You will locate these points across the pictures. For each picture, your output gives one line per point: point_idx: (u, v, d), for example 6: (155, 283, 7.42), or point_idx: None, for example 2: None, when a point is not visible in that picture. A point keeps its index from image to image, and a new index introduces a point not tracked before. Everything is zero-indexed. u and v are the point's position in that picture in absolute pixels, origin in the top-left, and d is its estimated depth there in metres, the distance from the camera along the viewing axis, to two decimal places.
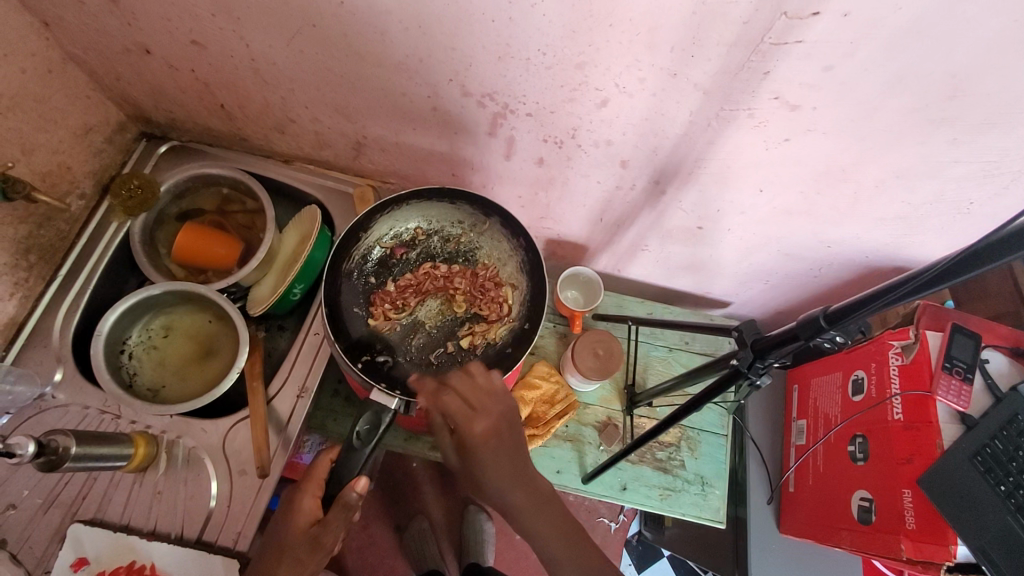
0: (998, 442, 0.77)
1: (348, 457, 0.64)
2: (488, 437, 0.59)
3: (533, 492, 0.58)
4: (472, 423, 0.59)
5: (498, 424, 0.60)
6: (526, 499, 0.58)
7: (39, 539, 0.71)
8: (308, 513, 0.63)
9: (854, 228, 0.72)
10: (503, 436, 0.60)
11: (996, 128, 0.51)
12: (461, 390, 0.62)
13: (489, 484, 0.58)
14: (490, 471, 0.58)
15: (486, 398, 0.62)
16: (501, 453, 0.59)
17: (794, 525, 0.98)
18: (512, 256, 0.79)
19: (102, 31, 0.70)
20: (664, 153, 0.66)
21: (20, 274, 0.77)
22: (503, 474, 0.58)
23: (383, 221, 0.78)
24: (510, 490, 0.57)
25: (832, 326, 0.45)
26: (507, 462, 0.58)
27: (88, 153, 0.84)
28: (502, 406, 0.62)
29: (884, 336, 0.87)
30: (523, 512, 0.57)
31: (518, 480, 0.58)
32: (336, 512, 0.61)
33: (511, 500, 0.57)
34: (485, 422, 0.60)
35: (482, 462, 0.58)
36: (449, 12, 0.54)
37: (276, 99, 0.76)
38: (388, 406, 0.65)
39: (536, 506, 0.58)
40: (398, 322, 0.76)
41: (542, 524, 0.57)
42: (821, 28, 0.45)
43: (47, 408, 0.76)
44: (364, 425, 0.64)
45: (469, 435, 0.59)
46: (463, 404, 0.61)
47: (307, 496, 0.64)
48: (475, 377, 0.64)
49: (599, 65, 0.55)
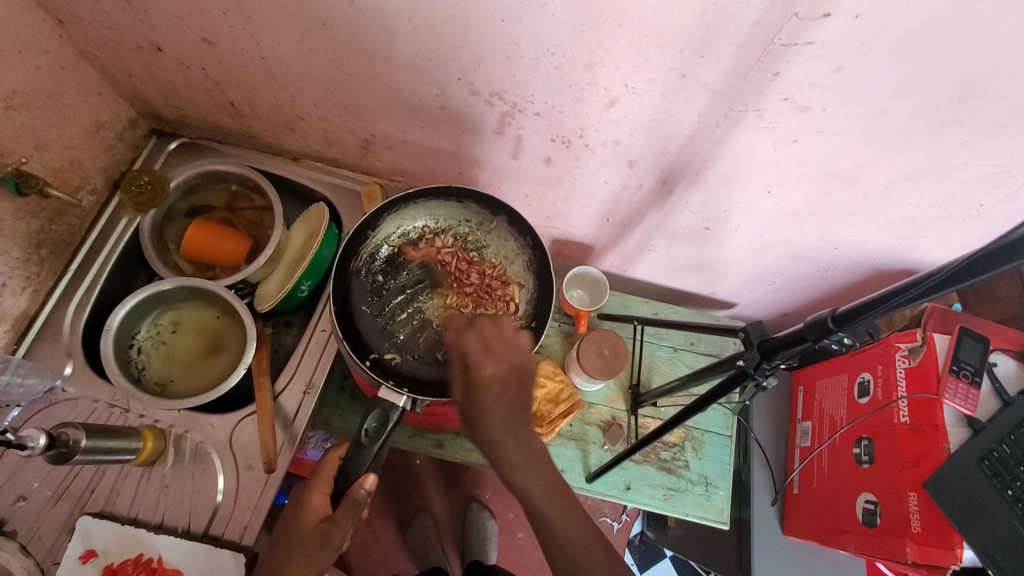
0: (1006, 446, 0.77)
1: (357, 455, 0.64)
2: (494, 385, 0.59)
3: (529, 451, 0.58)
4: (483, 366, 0.59)
5: (508, 378, 0.59)
6: (520, 456, 0.58)
7: (48, 531, 0.72)
8: (317, 510, 0.64)
9: (861, 230, 0.72)
10: (509, 387, 0.59)
11: (1007, 131, 0.51)
12: (485, 334, 0.62)
13: (487, 432, 0.58)
14: (489, 416, 0.58)
15: (508, 349, 0.61)
16: (504, 400, 0.59)
17: (797, 526, 0.98)
18: (519, 255, 0.79)
19: (115, 28, 0.71)
20: (672, 153, 0.66)
21: (32, 269, 0.78)
22: (502, 423, 0.58)
23: (391, 220, 0.78)
24: (506, 445, 0.58)
25: (840, 327, 0.45)
26: (506, 417, 0.58)
27: (99, 149, 0.85)
28: (520, 359, 0.61)
29: (891, 338, 0.87)
30: (514, 467, 0.58)
31: (514, 434, 0.58)
32: (345, 509, 0.61)
33: (504, 455, 0.58)
34: (497, 369, 0.59)
35: (484, 404, 0.58)
36: (459, 12, 0.54)
37: (286, 96, 0.76)
38: (396, 404, 0.66)
39: (527, 463, 0.58)
40: (406, 320, 0.76)
41: (532, 483, 0.58)
42: (832, 30, 0.45)
43: (58, 401, 0.77)
44: (372, 422, 0.65)
45: (479, 376, 0.59)
46: (481, 346, 0.61)
47: (316, 493, 0.65)
48: (502, 329, 0.63)
49: (608, 65, 0.55)
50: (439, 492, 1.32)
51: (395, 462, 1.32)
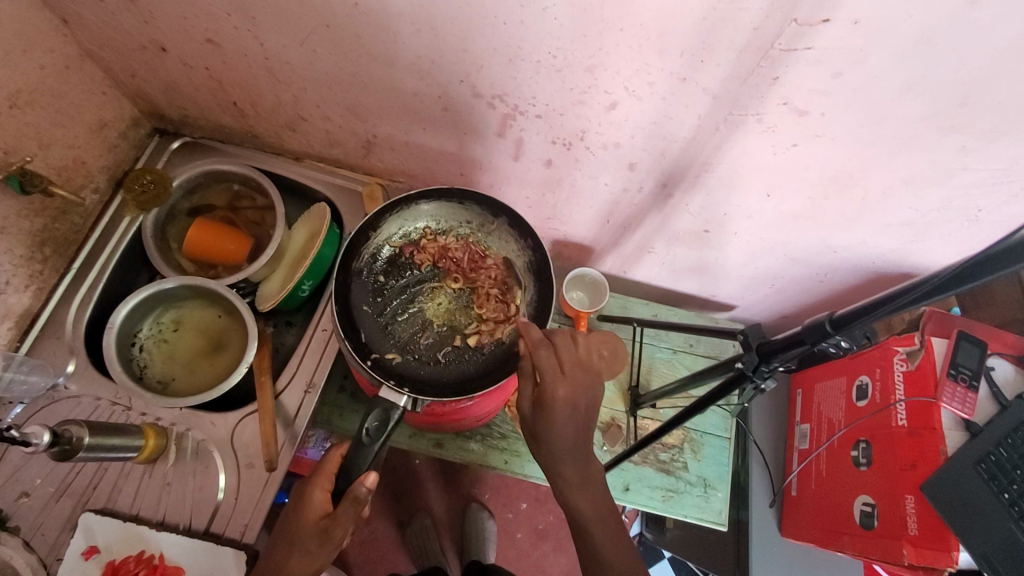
0: (1002, 450, 0.77)
1: (358, 453, 0.65)
2: (567, 406, 0.58)
3: (584, 472, 0.60)
4: (557, 387, 0.59)
5: (579, 400, 0.59)
6: (575, 474, 0.60)
7: (51, 527, 0.73)
8: (319, 508, 0.64)
9: (861, 234, 0.72)
10: (578, 411, 0.59)
11: (1005, 137, 0.51)
12: (559, 352, 0.61)
13: (550, 448, 0.59)
14: (551, 433, 0.59)
15: (582, 371, 0.60)
16: (569, 423, 0.59)
17: (795, 527, 0.98)
18: (520, 256, 0.79)
19: (120, 29, 0.71)
20: (672, 156, 0.66)
21: (35, 267, 0.79)
22: (562, 443, 0.59)
23: (393, 220, 0.78)
24: (564, 462, 0.60)
25: (838, 330, 0.45)
26: (571, 439, 0.59)
27: (102, 148, 0.85)
28: (590, 385, 0.60)
29: (888, 342, 0.87)
30: (569, 483, 0.60)
31: (574, 456, 0.60)
32: (346, 506, 0.62)
33: (560, 470, 0.60)
34: (571, 391, 0.59)
35: (554, 423, 0.58)
36: (462, 15, 0.55)
37: (289, 97, 0.77)
38: (397, 403, 0.66)
39: (582, 481, 0.60)
40: (407, 320, 0.76)
41: (582, 498, 0.60)
42: (831, 35, 0.45)
43: (60, 398, 0.77)
44: (373, 421, 0.65)
45: (549, 394, 0.59)
46: (556, 366, 0.60)
47: (318, 488, 0.65)
48: (579, 348, 0.61)
49: (609, 68, 0.55)
50: (438, 492, 1.32)
51: (395, 461, 1.32)
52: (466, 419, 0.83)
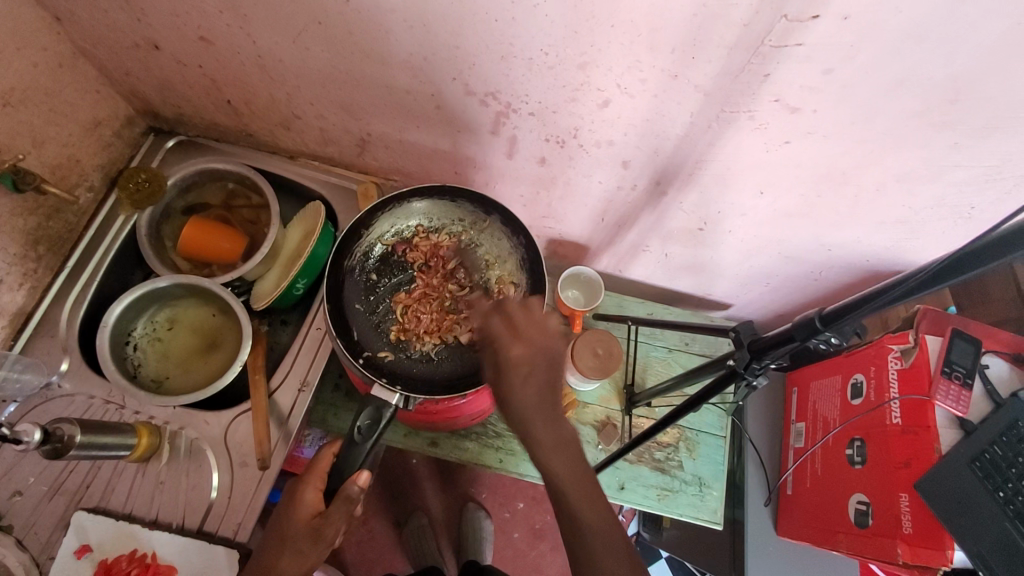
0: (997, 447, 0.76)
1: (350, 451, 0.65)
2: (523, 365, 0.57)
3: (557, 433, 0.56)
4: (511, 348, 0.58)
5: (536, 359, 0.58)
6: (548, 437, 0.56)
7: (44, 526, 0.73)
8: (313, 505, 0.64)
9: (855, 232, 0.72)
10: (537, 369, 0.57)
11: (997, 133, 0.51)
12: (513, 315, 0.61)
13: (515, 415, 0.57)
14: (514, 395, 0.56)
15: (537, 333, 0.59)
16: (533, 381, 0.57)
17: (790, 527, 0.98)
18: (512, 254, 0.78)
19: (113, 27, 0.71)
20: (665, 154, 0.66)
21: (29, 266, 0.79)
22: (527, 402, 0.56)
23: (385, 218, 0.78)
24: (533, 422, 0.56)
25: (827, 327, 0.45)
26: (536, 395, 0.56)
27: (97, 147, 0.85)
28: (548, 341, 0.59)
29: (883, 340, 0.87)
30: (541, 446, 0.55)
31: (543, 414, 0.56)
32: (338, 504, 0.62)
33: (532, 433, 0.56)
34: (526, 350, 0.58)
35: (513, 383, 0.57)
36: (453, 11, 0.54)
37: (282, 95, 0.77)
38: (389, 402, 0.66)
39: (557, 445, 0.56)
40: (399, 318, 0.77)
41: (558, 463, 0.55)
42: (821, 32, 0.45)
43: (53, 397, 0.77)
44: (365, 420, 0.65)
45: (505, 356, 0.58)
46: (509, 330, 0.60)
47: (309, 488, 0.64)
48: (532, 312, 0.61)
49: (600, 65, 0.55)
50: (435, 491, 1.32)
51: (391, 461, 1.32)
52: (460, 417, 0.82)
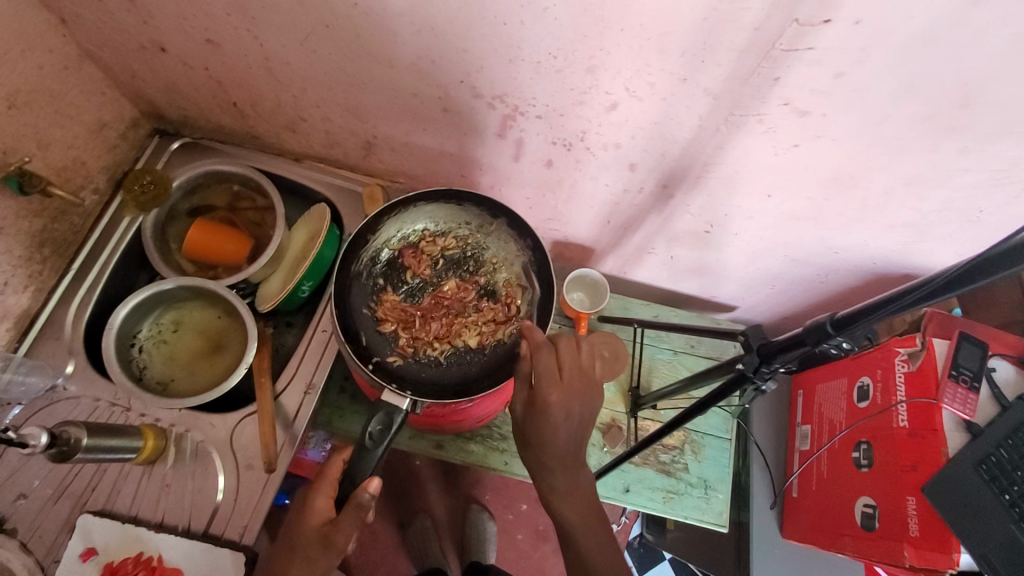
0: (1003, 450, 0.76)
1: (362, 459, 0.63)
2: (562, 413, 0.58)
3: (574, 479, 0.61)
4: (550, 393, 0.58)
5: (573, 408, 0.58)
6: (564, 483, 0.61)
7: (49, 529, 0.73)
8: (323, 511, 0.64)
9: (861, 235, 0.72)
10: (574, 417, 0.58)
11: (1008, 137, 0.51)
12: (559, 357, 0.60)
13: (538, 460, 0.60)
14: (543, 435, 0.58)
15: (581, 380, 0.59)
16: (564, 428, 0.58)
17: (795, 530, 0.98)
18: (519, 257, 0.78)
19: (120, 29, 0.71)
20: (672, 157, 0.66)
21: (34, 267, 0.79)
22: (555, 447, 0.59)
23: (391, 223, 0.78)
24: (553, 469, 0.60)
25: (839, 332, 0.45)
26: (565, 444, 0.59)
27: (102, 149, 0.85)
28: (587, 391, 0.59)
29: (890, 343, 0.87)
30: (555, 490, 0.61)
31: (566, 464, 0.60)
32: (349, 512, 0.61)
33: (549, 479, 0.61)
34: (566, 397, 0.58)
35: (547, 427, 0.58)
36: (462, 14, 0.54)
37: (288, 97, 0.77)
38: (400, 406, 0.66)
39: (568, 491, 0.61)
40: (407, 322, 0.76)
41: (567, 506, 0.61)
42: (832, 36, 0.45)
43: (58, 400, 0.77)
44: (376, 425, 0.65)
45: (543, 399, 0.58)
46: (555, 371, 0.59)
47: (321, 496, 0.65)
48: (581, 356, 0.60)
49: (609, 69, 0.55)
50: (438, 492, 1.32)
51: (395, 463, 1.31)
52: (466, 421, 0.82)
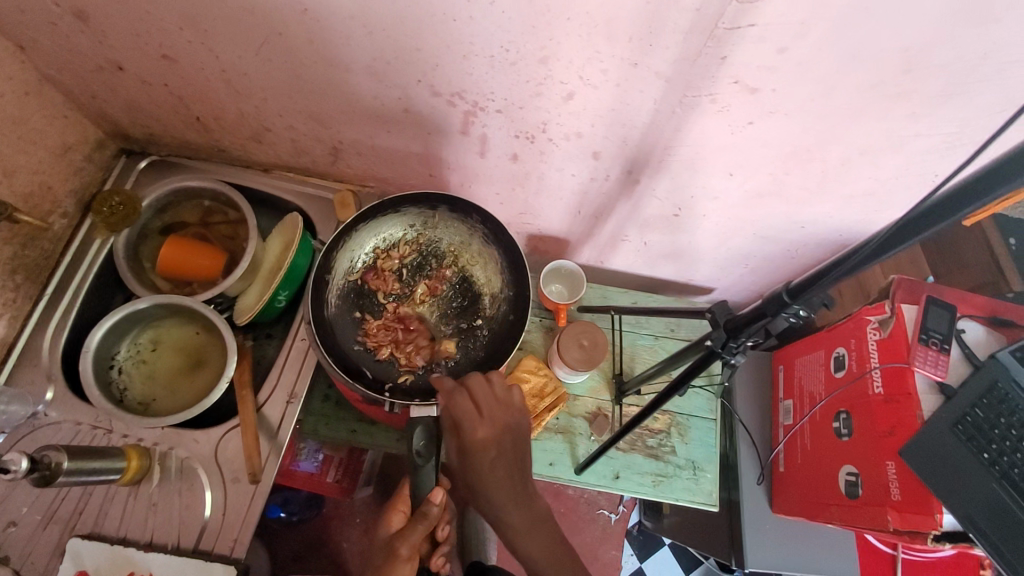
0: (978, 410, 0.78)
1: (419, 475, 0.67)
2: (490, 447, 0.59)
3: (530, 512, 0.59)
4: (476, 431, 0.59)
5: (500, 439, 0.60)
6: (521, 519, 0.59)
7: (40, 555, 0.72)
8: (394, 524, 0.72)
9: (826, 208, 0.73)
10: (504, 450, 0.60)
11: (952, 100, 0.52)
12: (475, 393, 0.62)
13: (489, 498, 0.59)
14: (484, 478, 0.58)
15: (501, 411, 0.62)
16: (500, 463, 0.59)
17: (785, 505, 0.99)
18: (472, 234, 0.79)
19: (76, 50, 0.71)
20: (634, 143, 0.67)
21: (7, 295, 0.78)
22: (499, 485, 0.58)
23: (341, 256, 0.76)
24: (506, 507, 0.59)
25: (794, 300, 0.46)
26: (506, 477, 0.59)
27: (68, 172, 0.84)
28: (512, 419, 0.62)
29: (861, 312, 0.88)
30: (516, 530, 0.58)
31: (515, 499, 0.59)
32: (417, 519, 0.66)
33: (505, 518, 0.58)
34: (491, 432, 0.60)
35: (481, 469, 0.58)
36: (412, 13, 0.55)
37: (251, 108, 0.77)
38: (433, 416, 0.68)
39: (529, 525, 0.59)
40: (401, 340, 0.77)
41: (534, 548, 0.59)
42: (771, 11, 0.46)
43: (40, 426, 0.77)
44: (420, 441, 0.66)
45: (471, 440, 0.59)
46: (474, 410, 0.61)
47: (395, 512, 0.73)
48: (494, 387, 0.64)
49: (561, 59, 0.56)
50: None
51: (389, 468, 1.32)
52: None
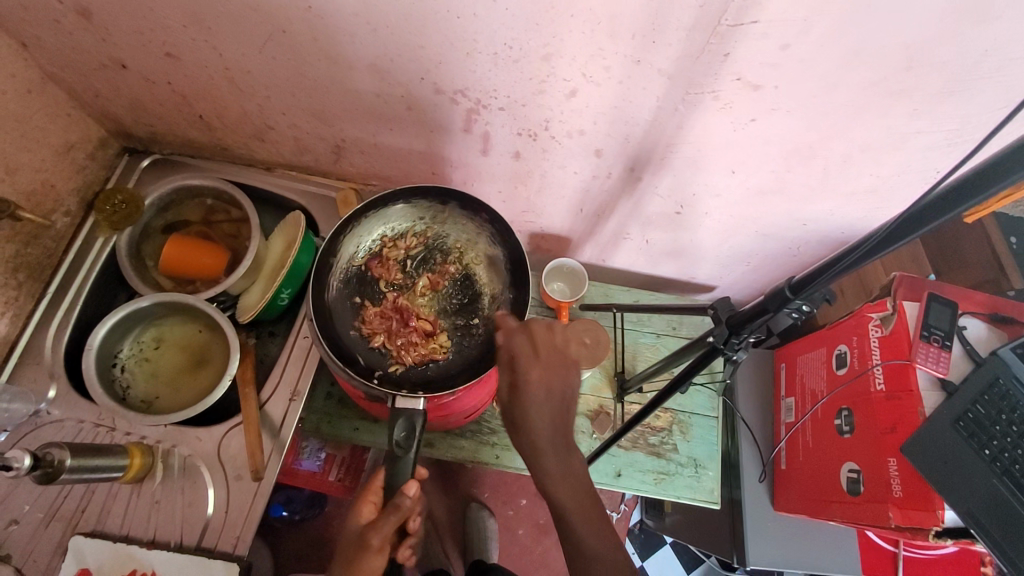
0: (979, 407, 0.78)
1: (395, 467, 0.64)
2: (540, 391, 0.59)
3: (567, 463, 0.60)
4: (529, 370, 0.60)
5: (553, 382, 0.60)
6: (557, 467, 0.59)
7: (42, 553, 0.72)
8: (365, 517, 0.65)
9: (827, 205, 0.73)
10: (555, 393, 0.60)
11: (953, 97, 0.53)
12: (535, 337, 0.63)
13: (526, 435, 0.60)
14: (528, 418, 0.59)
15: (557, 359, 0.61)
16: (546, 407, 0.59)
17: (787, 503, 0.99)
18: (480, 232, 0.79)
19: (80, 48, 0.71)
20: (636, 140, 0.67)
21: (10, 294, 0.78)
22: (541, 429, 0.59)
23: (348, 241, 0.77)
24: (544, 451, 0.59)
25: (796, 295, 0.46)
26: (548, 423, 0.59)
27: (71, 171, 0.85)
28: (564, 369, 0.61)
29: (863, 310, 0.88)
30: (549, 474, 0.59)
31: (553, 445, 0.59)
32: (388, 514, 0.61)
33: (543, 461, 0.59)
34: (544, 375, 0.60)
35: (527, 410, 0.59)
36: (416, 11, 0.55)
37: (254, 106, 0.77)
38: (418, 409, 0.66)
39: (564, 474, 0.59)
40: (396, 331, 0.76)
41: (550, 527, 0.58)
42: (774, 8, 0.46)
43: (42, 424, 0.77)
44: (400, 431, 0.65)
45: (523, 380, 0.60)
46: (532, 351, 0.62)
47: (365, 504, 0.66)
48: (555, 335, 0.63)
49: (565, 56, 0.56)
50: (436, 494, 1.32)
51: None
52: (453, 416, 0.81)
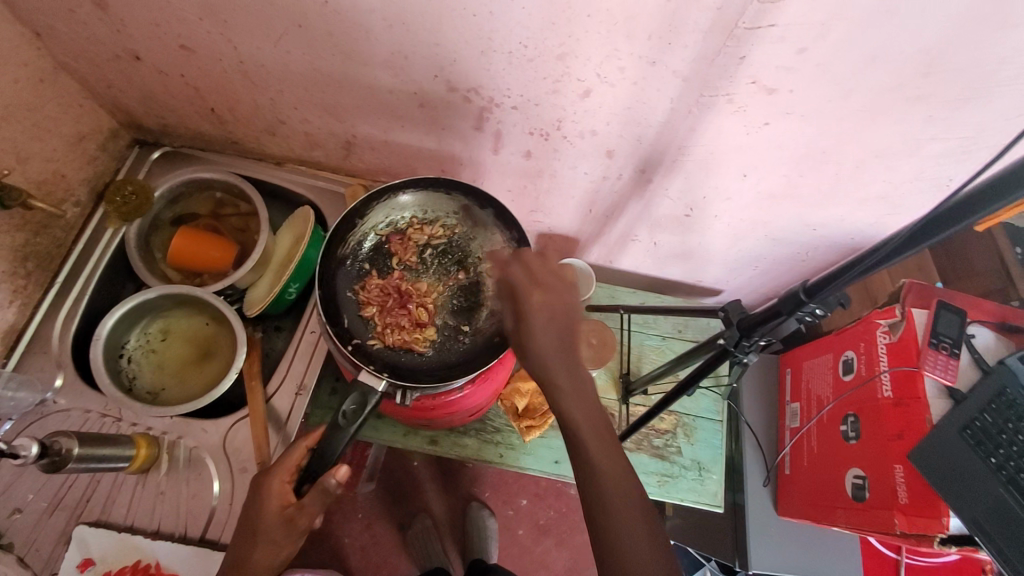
0: (987, 415, 0.77)
1: (331, 437, 0.62)
2: (542, 312, 0.56)
3: (577, 379, 0.55)
4: (532, 294, 0.57)
5: (556, 305, 0.57)
6: (569, 383, 0.55)
7: (45, 542, 0.73)
8: (275, 495, 0.64)
9: (839, 211, 0.73)
10: (557, 316, 0.57)
11: (969, 104, 0.52)
12: (530, 265, 0.59)
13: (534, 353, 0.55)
14: (536, 341, 0.55)
15: (555, 281, 0.58)
16: (551, 326, 0.56)
17: (792, 507, 0.98)
18: (504, 249, 0.75)
19: (93, 39, 0.71)
20: (648, 142, 0.67)
21: (19, 282, 0.78)
22: (550, 346, 0.55)
23: (380, 208, 0.77)
24: (554, 366, 0.55)
25: (811, 299, 0.47)
26: (555, 341, 0.56)
27: (82, 161, 0.85)
28: (564, 290, 0.58)
29: (871, 316, 0.89)
30: (563, 392, 0.54)
31: (564, 359, 0.55)
32: (314, 495, 0.62)
33: (554, 379, 0.55)
34: (545, 296, 0.57)
35: (533, 332, 0.56)
36: (432, 8, 0.55)
37: (266, 100, 0.77)
38: (375, 388, 0.65)
39: (575, 391, 0.54)
40: (387, 311, 0.74)
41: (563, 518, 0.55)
42: (792, 11, 0.46)
43: (48, 413, 0.77)
44: (350, 404, 0.64)
45: (527, 303, 0.56)
46: (527, 278, 0.59)
47: (277, 479, 0.65)
48: (549, 261, 0.60)
49: (580, 56, 0.56)
50: (437, 492, 1.32)
51: (393, 464, 1.32)
52: (457, 415, 0.81)
